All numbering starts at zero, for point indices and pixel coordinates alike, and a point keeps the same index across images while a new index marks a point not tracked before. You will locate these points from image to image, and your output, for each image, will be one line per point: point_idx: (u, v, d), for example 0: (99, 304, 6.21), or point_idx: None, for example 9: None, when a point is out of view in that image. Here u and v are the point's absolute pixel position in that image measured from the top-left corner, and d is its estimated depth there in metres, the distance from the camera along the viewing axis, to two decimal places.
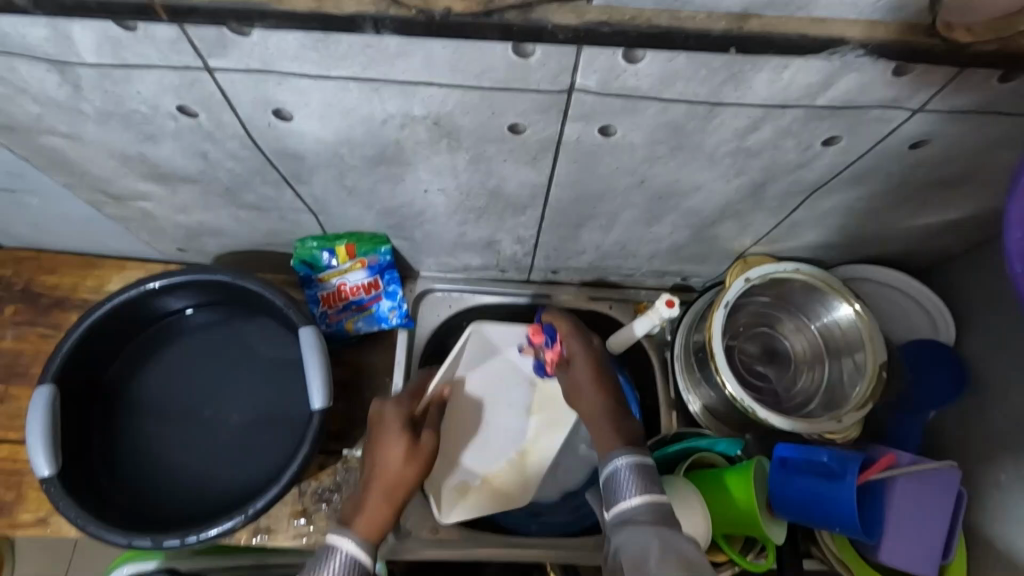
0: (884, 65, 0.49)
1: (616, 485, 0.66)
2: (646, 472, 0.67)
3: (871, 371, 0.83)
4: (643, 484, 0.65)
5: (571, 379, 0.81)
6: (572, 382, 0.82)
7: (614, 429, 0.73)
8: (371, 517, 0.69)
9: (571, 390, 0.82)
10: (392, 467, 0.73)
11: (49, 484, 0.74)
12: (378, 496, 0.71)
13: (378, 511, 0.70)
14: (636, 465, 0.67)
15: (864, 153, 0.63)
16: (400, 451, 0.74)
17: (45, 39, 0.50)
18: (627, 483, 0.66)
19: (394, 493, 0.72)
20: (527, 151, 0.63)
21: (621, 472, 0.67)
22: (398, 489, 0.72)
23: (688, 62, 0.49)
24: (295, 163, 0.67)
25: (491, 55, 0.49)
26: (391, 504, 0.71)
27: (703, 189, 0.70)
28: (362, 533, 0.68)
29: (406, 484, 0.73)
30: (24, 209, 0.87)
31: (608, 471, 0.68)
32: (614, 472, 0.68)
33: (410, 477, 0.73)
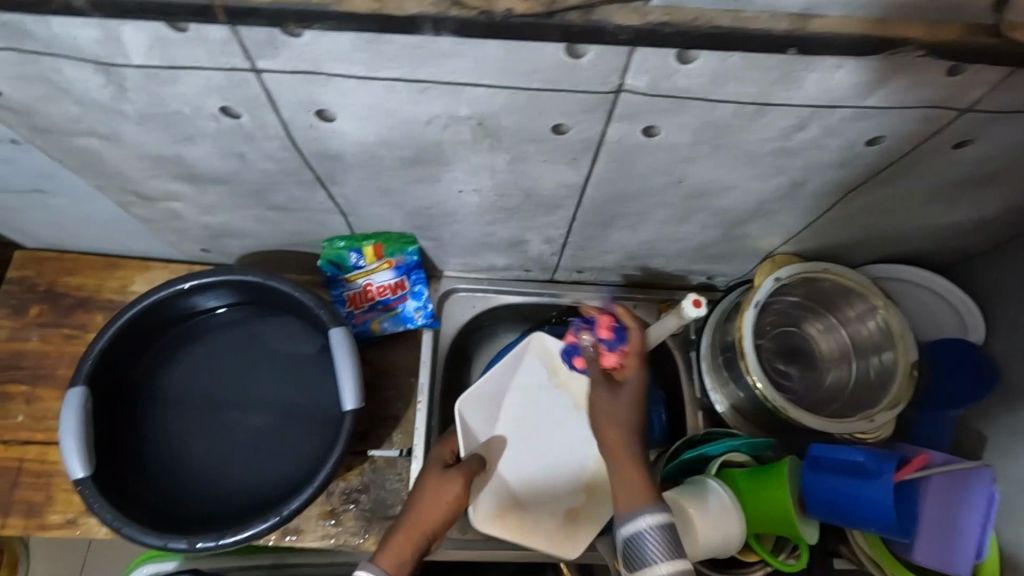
0: (937, 65, 0.49)
1: (640, 547, 0.64)
2: (672, 536, 0.65)
3: (901, 370, 0.83)
4: (669, 550, 0.64)
5: (613, 400, 0.77)
6: (611, 402, 0.78)
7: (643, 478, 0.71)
8: (394, 552, 0.70)
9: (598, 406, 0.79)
10: (422, 505, 0.74)
11: (83, 485, 0.74)
12: (403, 530, 0.72)
13: (400, 546, 0.71)
14: (657, 527, 0.65)
15: (904, 153, 0.63)
16: (432, 490, 0.75)
17: (95, 40, 0.50)
18: (654, 549, 0.64)
19: (418, 531, 0.72)
20: (567, 151, 0.63)
21: (643, 531, 0.65)
22: (423, 526, 0.72)
23: (741, 62, 0.49)
24: (332, 163, 0.67)
25: (543, 55, 0.49)
26: (416, 541, 0.71)
27: (739, 189, 0.70)
28: (384, 566, 0.69)
29: (436, 525, 0.73)
30: (52, 210, 0.86)
31: (627, 532, 0.66)
32: (637, 535, 0.65)
33: (438, 515, 0.73)
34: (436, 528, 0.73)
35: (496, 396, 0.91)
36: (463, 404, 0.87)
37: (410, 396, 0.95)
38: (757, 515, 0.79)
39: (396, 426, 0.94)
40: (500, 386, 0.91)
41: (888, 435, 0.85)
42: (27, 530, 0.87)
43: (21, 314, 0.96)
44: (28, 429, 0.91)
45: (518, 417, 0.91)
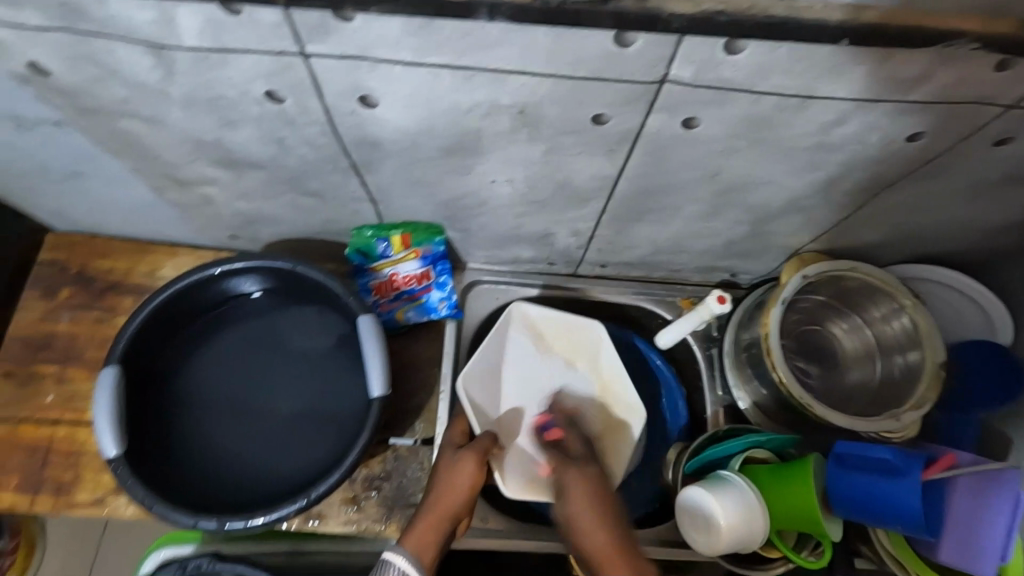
0: (986, 60, 0.49)
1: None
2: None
3: (928, 369, 0.83)
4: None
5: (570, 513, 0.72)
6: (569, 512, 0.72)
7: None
8: (420, 535, 0.73)
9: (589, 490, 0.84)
10: (444, 490, 0.76)
11: (115, 464, 0.75)
12: (427, 515, 0.74)
13: (424, 531, 0.73)
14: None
15: (943, 151, 0.63)
16: (452, 476, 0.77)
17: (150, 22, 0.51)
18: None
19: (441, 515, 0.74)
20: (605, 142, 0.63)
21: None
22: (445, 509, 0.75)
23: (789, 54, 0.49)
24: (369, 151, 0.67)
25: (592, 44, 0.49)
26: (440, 524, 0.74)
27: (773, 184, 0.70)
28: (410, 550, 0.71)
29: (457, 509, 0.75)
30: (87, 194, 0.88)
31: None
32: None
33: (459, 499, 0.75)
34: (458, 511, 0.75)
35: (492, 371, 0.92)
36: (462, 385, 0.89)
37: (433, 385, 0.96)
38: (781, 511, 0.79)
39: (419, 415, 0.95)
40: (494, 362, 0.93)
41: (913, 435, 0.85)
42: (56, 508, 0.89)
43: (52, 296, 0.97)
44: (59, 409, 0.93)
45: (519, 387, 0.92)
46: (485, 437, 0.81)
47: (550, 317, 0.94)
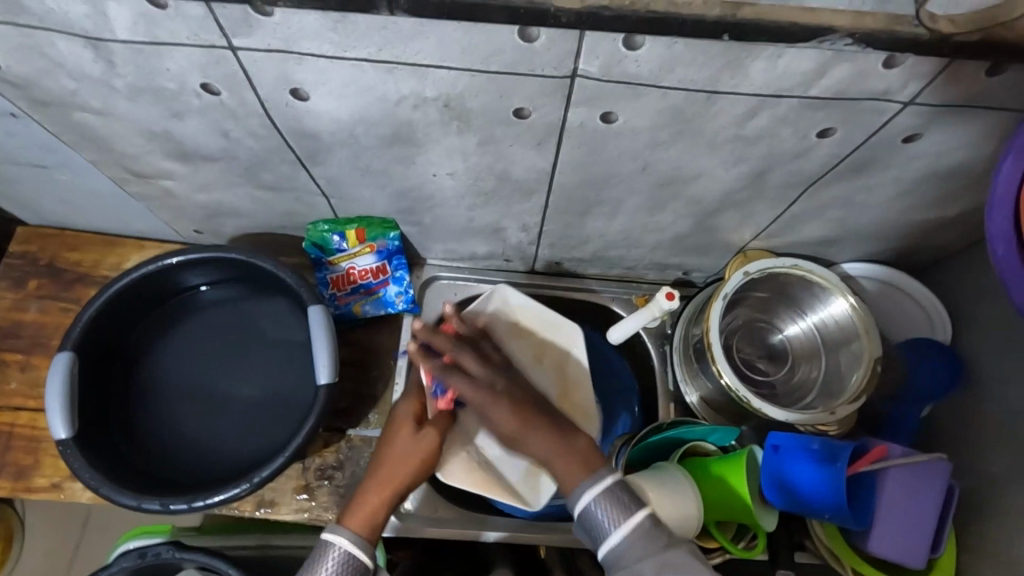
0: (875, 56, 0.52)
1: (593, 520, 0.63)
2: (615, 496, 0.64)
3: (866, 363, 0.84)
4: (619, 512, 0.63)
5: (498, 430, 0.69)
6: (500, 431, 0.70)
7: (568, 461, 0.66)
8: (364, 511, 0.69)
9: (505, 438, 0.70)
10: (391, 464, 0.71)
11: (64, 446, 0.77)
12: (369, 490, 0.70)
13: (368, 506, 0.69)
14: (602, 495, 0.64)
15: (858, 146, 0.66)
16: (401, 448, 0.72)
17: (85, 15, 0.54)
18: (606, 518, 0.63)
19: (390, 490, 0.70)
20: (533, 134, 0.65)
21: (591, 507, 0.63)
22: (393, 483, 0.70)
23: (686, 48, 0.51)
24: (311, 143, 0.70)
25: (499, 38, 0.52)
26: (386, 501, 0.69)
27: (705, 177, 0.72)
28: (353, 528, 0.68)
29: (405, 487, 0.71)
30: (53, 186, 0.91)
31: (577, 509, 0.64)
32: (585, 510, 0.64)
33: (406, 471, 0.71)
34: (407, 485, 0.71)
35: None
36: None
37: (389, 377, 0.98)
38: (717, 503, 0.81)
39: (373, 406, 0.96)
40: None
41: (853, 428, 0.86)
42: (15, 492, 0.91)
43: (21, 286, 1.00)
44: (22, 396, 0.95)
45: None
46: (446, 416, 0.75)
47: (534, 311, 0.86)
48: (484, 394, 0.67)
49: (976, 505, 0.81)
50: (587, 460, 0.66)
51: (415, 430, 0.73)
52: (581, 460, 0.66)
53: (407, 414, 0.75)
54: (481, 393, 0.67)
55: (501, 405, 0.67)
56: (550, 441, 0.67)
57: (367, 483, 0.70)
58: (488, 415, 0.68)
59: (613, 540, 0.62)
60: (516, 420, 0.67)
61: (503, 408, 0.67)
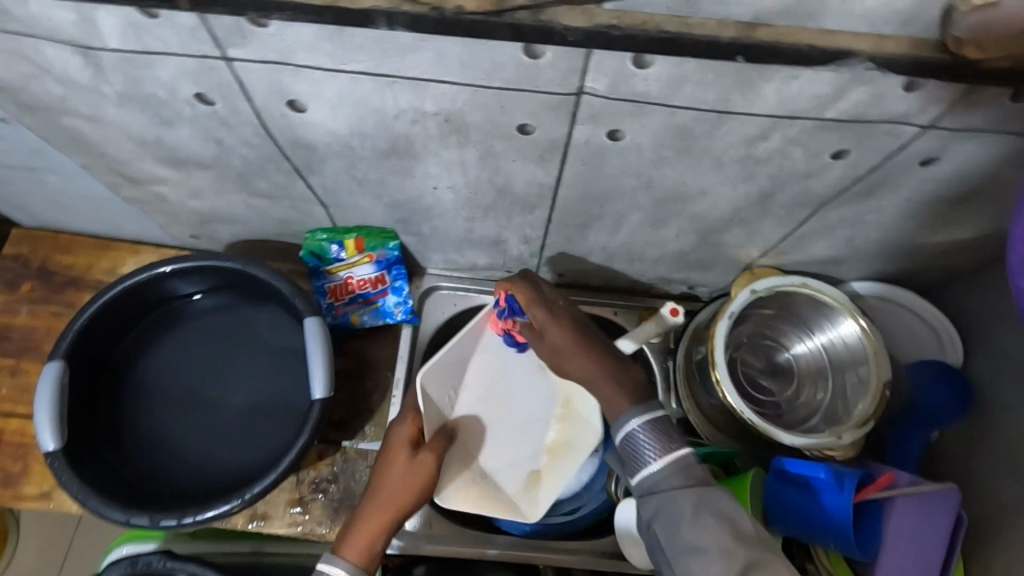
0: (894, 80, 0.50)
1: (636, 446, 0.64)
2: (663, 428, 0.64)
3: (874, 388, 0.82)
4: (663, 444, 0.63)
5: (548, 348, 0.74)
6: (549, 351, 0.74)
7: (620, 386, 0.68)
8: (361, 539, 0.67)
9: (551, 358, 0.75)
10: (387, 490, 0.70)
11: (52, 458, 0.76)
12: (367, 516, 0.69)
13: (364, 534, 0.68)
14: (648, 422, 0.64)
15: (872, 168, 0.63)
16: (400, 474, 0.71)
17: (72, 23, 0.52)
18: (650, 446, 0.63)
19: (388, 516, 0.69)
20: (536, 149, 0.63)
21: (636, 431, 0.64)
22: (391, 511, 0.69)
23: (697, 68, 0.50)
24: (308, 153, 0.68)
25: (502, 54, 0.50)
26: (383, 527, 0.68)
27: (712, 196, 0.70)
28: (351, 557, 0.67)
29: (401, 512, 0.69)
30: (45, 189, 0.89)
31: (622, 436, 0.65)
32: (629, 436, 0.65)
33: (402, 496, 0.70)
34: (405, 509, 0.70)
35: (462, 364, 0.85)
36: (424, 377, 0.82)
37: (385, 389, 0.96)
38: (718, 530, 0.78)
39: (369, 418, 0.94)
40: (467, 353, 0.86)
41: (858, 453, 0.85)
42: (3, 500, 0.89)
43: (12, 289, 0.98)
44: (12, 402, 0.93)
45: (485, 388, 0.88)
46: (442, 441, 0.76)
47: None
48: (546, 312, 0.73)
49: (982, 534, 0.79)
50: (635, 391, 0.68)
51: (410, 451, 0.73)
52: (629, 389, 0.68)
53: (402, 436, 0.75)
54: (545, 311, 0.73)
55: (557, 326, 0.72)
56: (601, 365, 0.70)
57: (364, 511, 0.69)
58: (544, 333, 0.74)
59: (653, 468, 0.62)
60: (572, 341, 0.72)
61: (561, 327, 0.72)
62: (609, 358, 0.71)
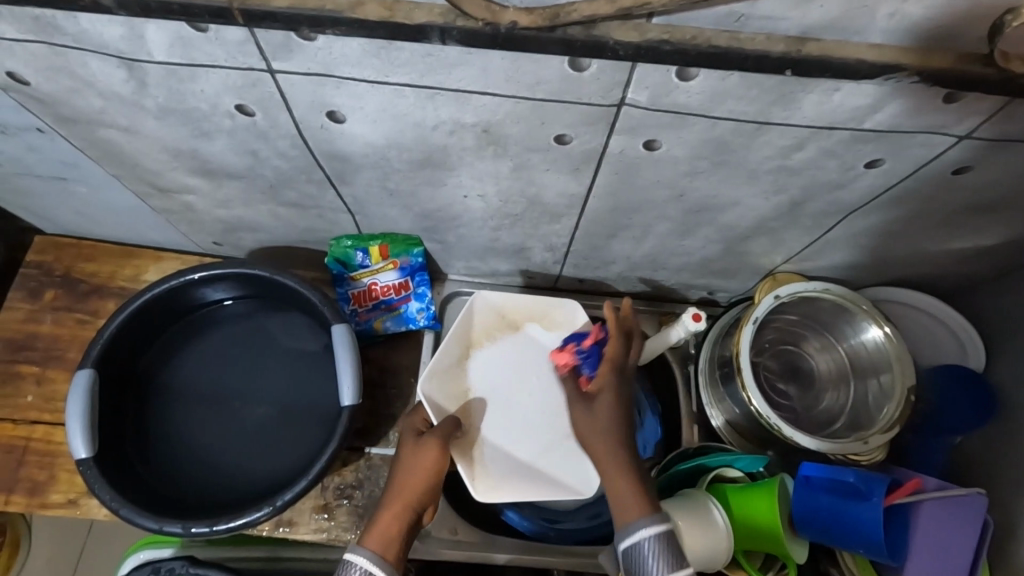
0: (934, 92, 0.51)
1: (639, 559, 0.65)
2: (670, 544, 0.65)
3: (899, 393, 0.82)
4: (668, 559, 0.64)
5: (591, 416, 0.73)
6: (591, 421, 0.73)
7: (638, 492, 0.69)
8: (382, 530, 0.69)
9: (585, 429, 0.74)
10: (402, 481, 0.71)
11: (84, 466, 0.76)
12: (391, 506, 0.70)
13: (388, 522, 0.70)
14: (658, 535, 0.65)
15: (903, 178, 0.64)
16: (407, 466, 0.72)
17: (120, 37, 0.53)
18: (655, 561, 0.64)
19: (406, 505, 0.70)
20: (570, 161, 0.64)
21: (643, 545, 0.65)
22: (404, 497, 0.71)
23: (740, 81, 0.50)
24: (342, 163, 0.69)
25: (548, 68, 0.51)
26: (406, 516, 0.70)
27: (741, 205, 0.71)
28: (372, 547, 0.68)
29: (420, 500, 0.71)
30: (72, 198, 0.90)
31: (628, 544, 0.66)
32: (636, 544, 0.65)
33: (426, 487, 0.71)
34: (424, 500, 0.72)
35: (453, 374, 0.84)
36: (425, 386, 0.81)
37: (408, 396, 0.95)
38: (749, 533, 0.79)
39: (393, 424, 0.93)
40: (454, 361, 0.84)
41: (883, 458, 0.85)
42: (29, 508, 0.89)
43: (36, 297, 0.98)
44: (37, 410, 0.94)
45: (495, 384, 0.85)
46: (447, 423, 0.76)
47: (514, 302, 0.89)
48: (617, 380, 0.74)
49: (1008, 539, 0.80)
50: (646, 497, 0.68)
51: (415, 440, 0.74)
52: (643, 493, 0.69)
53: (406, 432, 0.76)
54: (620, 387, 0.74)
55: (615, 398, 0.73)
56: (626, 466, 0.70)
57: (384, 505, 0.71)
58: (598, 397, 0.74)
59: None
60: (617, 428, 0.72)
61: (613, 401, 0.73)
62: (632, 460, 0.71)
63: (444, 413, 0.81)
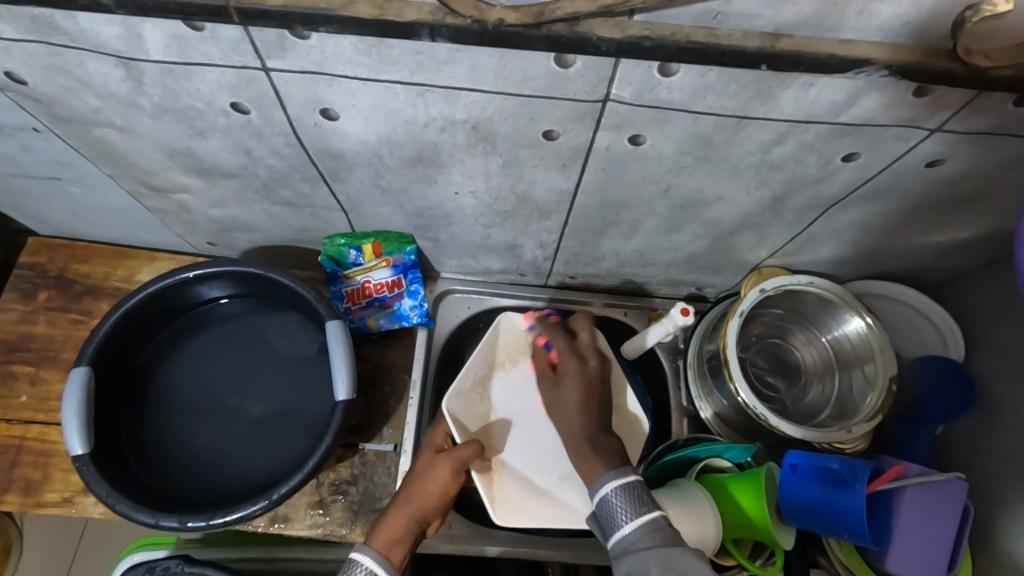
0: (903, 88, 0.53)
1: (610, 510, 0.68)
2: (633, 492, 0.69)
3: (881, 383, 0.85)
4: (632, 506, 0.67)
5: (556, 394, 0.83)
6: (555, 397, 0.83)
7: (598, 455, 0.74)
8: (386, 533, 0.72)
9: (551, 405, 0.83)
10: (417, 490, 0.75)
11: (80, 462, 0.77)
12: (397, 513, 0.73)
13: (393, 528, 0.72)
14: (622, 487, 0.69)
15: (880, 172, 0.66)
16: (423, 481, 0.75)
17: (117, 36, 0.54)
18: (622, 509, 0.68)
19: (412, 511, 0.73)
20: (559, 157, 0.66)
21: (610, 495, 0.69)
22: (415, 505, 0.74)
23: (719, 76, 0.52)
24: (335, 161, 0.70)
25: (534, 65, 0.53)
26: (411, 525, 0.73)
27: (725, 200, 0.73)
28: (379, 548, 0.71)
29: (429, 511, 0.74)
30: (67, 198, 0.90)
31: (598, 500, 0.70)
32: (604, 500, 0.69)
33: (434, 503, 0.75)
34: (430, 514, 0.75)
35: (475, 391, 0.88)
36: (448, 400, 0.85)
37: (402, 392, 0.96)
38: (737, 520, 0.81)
39: (387, 421, 0.94)
40: (478, 378, 0.89)
41: (866, 446, 0.87)
42: (25, 507, 0.89)
43: (30, 298, 0.99)
44: (32, 410, 0.94)
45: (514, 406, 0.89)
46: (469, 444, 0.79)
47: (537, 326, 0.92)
48: (577, 366, 0.83)
49: (990, 525, 0.82)
50: (611, 458, 0.73)
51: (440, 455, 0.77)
52: (606, 455, 0.74)
53: (427, 451, 0.79)
54: (581, 372, 0.83)
55: (578, 379, 0.82)
56: (586, 436, 0.77)
57: (394, 507, 0.74)
58: (562, 382, 0.83)
59: (625, 530, 0.66)
60: (579, 403, 0.80)
61: (576, 382, 0.82)
62: (594, 431, 0.78)
63: (466, 432, 0.85)
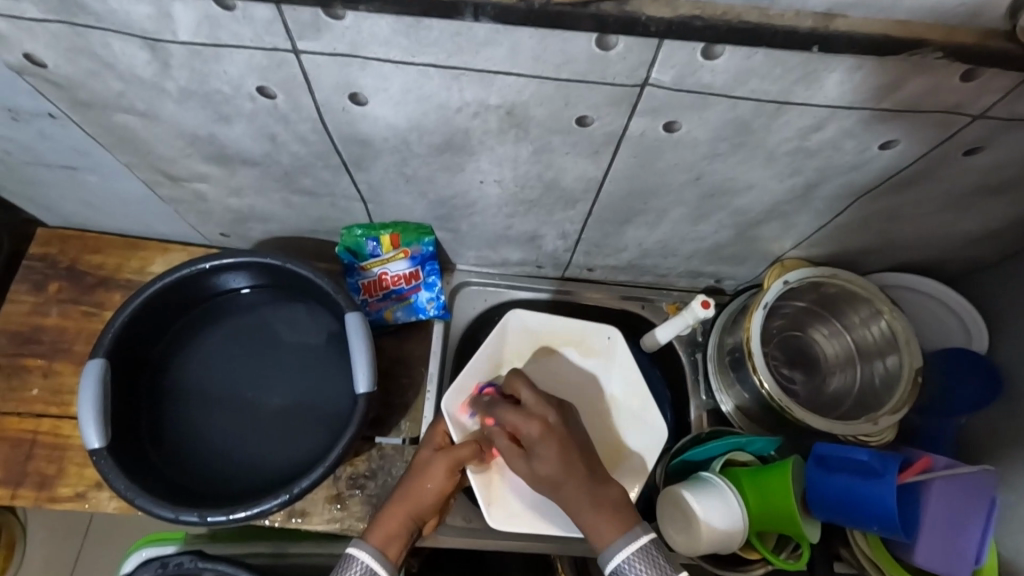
0: (952, 72, 0.52)
1: None
2: (649, 554, 0.68)
3: (906, 375, 0.84)
4: (653, 570, 0.67)
5: (533, 466, 0.70)
6: (534, 470, 0.71)
7: (605, 518, 0.69)
8: (384, 528, 0.72)
9: (533, 478, 0.71)
10: (415, 489, 0.74)
11: (98, 456, 0.75)
12: (395, 507, 0.73)
13: (390, 522, 0.72)
14: (637, 552, 0.67)
15: (916, 159, 0.66)
16: (421, 480, 0.74)
17: (147, 16, 0.53)
18: (639, 574, 0.67)
19: (409, 511, 0.73)
20: (591, 143, 0.65)
21: (622, 566, 0.67)
22: (411, 503, 0.73)
23: (766, 59, 0.51)
24: (362, 148, 0.69)
25: (575, 47, 0.51)
26: (408, 522, 0.73)
27: (756, 188, 0.72)
28: (375, 543, 0.71)
29: (425, 510, 0.74)
30: (80, 187, 0.89)
31: (609, 572, 0.68)
32: (616, 570, 0.67)
33: (431, 501, 0.74)
34: (426, 512, 0.74)
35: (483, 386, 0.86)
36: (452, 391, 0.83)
37: (419, 385, 0.95)
38: (763, 515, 0.80)
39: (404, 414, 0.93)
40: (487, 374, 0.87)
41: (891, 437, 0.86)
42: (38, 501, 0.88)
43: (41, 290, 0.97)
44: (44, 403, 0.92)
45: None
46: (467, 442, 0.77)
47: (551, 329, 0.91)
48: (538, 430, 0.70)
49: (1015, 517, 0.81)
50: (618, 515, 0.70)
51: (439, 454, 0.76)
52: (613, 513, 0.69)
53: (427, 451, 0.78)
54: (553, 434, 0.70)
55: (560, 437, 0.72)
56: (588, 502, 0.69)
57: (394, 501, 0.74)
58: (534, 453, 0.70)
59: None
60: (564, 466, 0.69)
61: (551, 448, 0.70)
62: (592, 489, 0.70)
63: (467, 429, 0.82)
